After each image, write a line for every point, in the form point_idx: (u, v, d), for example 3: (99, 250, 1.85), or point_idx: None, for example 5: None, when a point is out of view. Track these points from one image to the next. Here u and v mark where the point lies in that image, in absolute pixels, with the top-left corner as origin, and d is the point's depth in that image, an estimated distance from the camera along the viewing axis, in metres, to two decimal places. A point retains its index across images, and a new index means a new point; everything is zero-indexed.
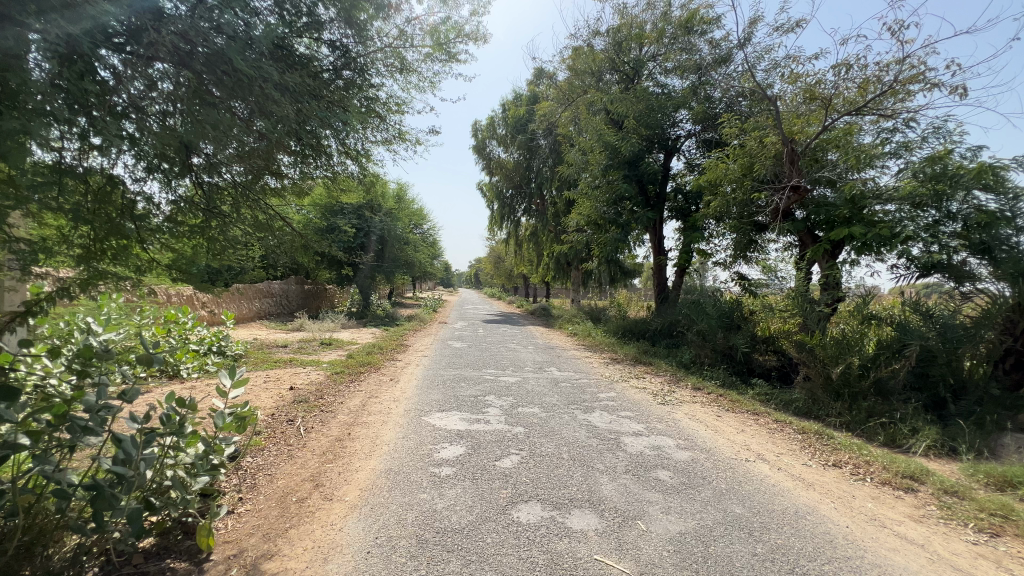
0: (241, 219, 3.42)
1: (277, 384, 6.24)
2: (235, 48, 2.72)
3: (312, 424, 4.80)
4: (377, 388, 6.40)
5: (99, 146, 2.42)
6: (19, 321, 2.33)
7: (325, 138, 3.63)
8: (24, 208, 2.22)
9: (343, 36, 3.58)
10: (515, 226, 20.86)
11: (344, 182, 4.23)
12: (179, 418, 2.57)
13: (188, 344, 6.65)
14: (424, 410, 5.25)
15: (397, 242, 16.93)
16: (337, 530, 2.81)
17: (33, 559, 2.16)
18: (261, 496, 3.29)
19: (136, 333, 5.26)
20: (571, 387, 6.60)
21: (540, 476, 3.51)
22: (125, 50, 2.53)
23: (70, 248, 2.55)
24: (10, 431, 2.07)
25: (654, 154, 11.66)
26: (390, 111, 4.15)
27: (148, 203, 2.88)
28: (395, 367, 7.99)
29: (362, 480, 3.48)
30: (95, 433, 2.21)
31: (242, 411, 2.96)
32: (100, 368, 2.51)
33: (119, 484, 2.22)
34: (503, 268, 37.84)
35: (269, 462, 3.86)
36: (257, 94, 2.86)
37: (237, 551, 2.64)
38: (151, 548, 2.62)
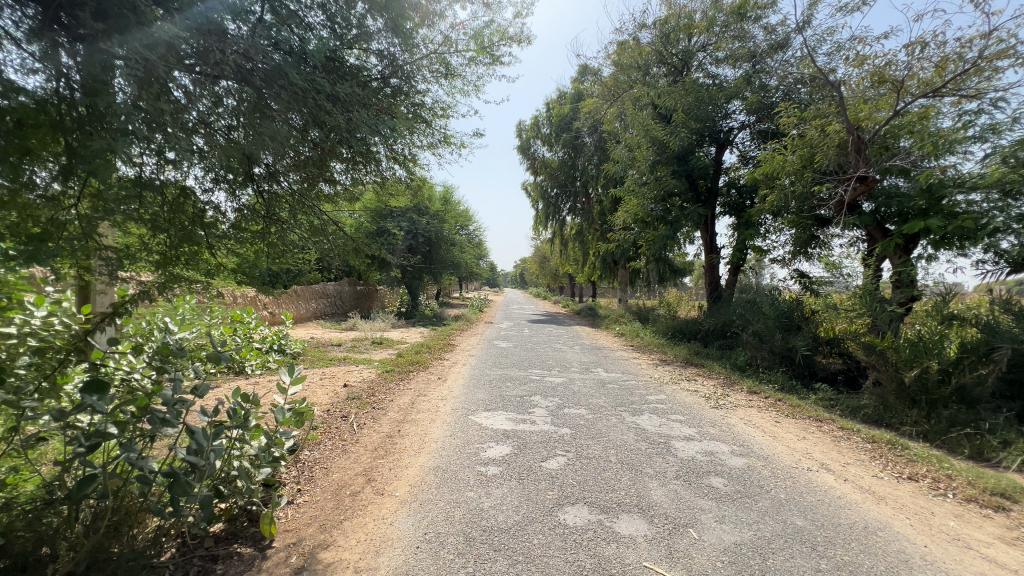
0: (299, 225, 3.60)
1: (332, 382, 6.53)
2: (291, 63, 2.90)
3: (365, 421, 4.98)
4: (425, 387, 6.56)
5: (173, 159, 2.62)
6: (108, 322, 2.54)
7: (374, 145, 3.74)
8: (111, 218, 2.44)
9: (390, 46, 3.67)
10: (560, 225, 20.74)
11: (393, 186, 4.35)
12: (245, 412, 2.74)
13: (251, 343, 7.09)
14: (471, 409, 5.33)
15: (444, 243, 17.27)
16: (388, 524, 2.90)
17: (121, 538, 2.37)
18: (317, 489, 3.45)
19: (206, 332, 5.67)
20: (619, 388, 6.48)
21: (587, 479, 3.46)
22: (194, 70, 2.70)
23: (150, 254, 2.77)
24: (101, 422, 2.29)
25: (705, 148, 11.26)
26: (435, 116, 4.21)
27: (216, 211, 3.08)
28: (442, 366, 8.15)
29: (412, 476, 3.58)
30: (172, 424, 2.39)
31: (300, 407, 3.13)
32: (176, 365, 2.73)
33: (193, 472, 2.40)
34: (549, 267, 37.72)
35: (325, 456, 4.05)
36: (312, 106, 3.03)
37: (296, 539, 2.79)
38: (221, 533, 2.81)
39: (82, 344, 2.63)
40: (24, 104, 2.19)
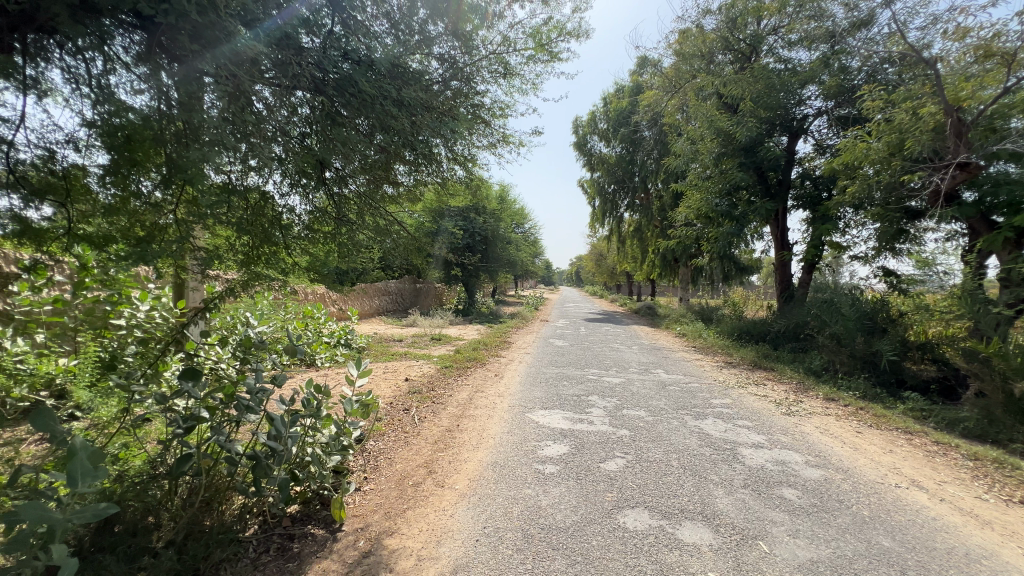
0: (365, 225, 3.77)
1: (394, 376, 6.80)
2: (359, 71, 3.03)
3: (425, 414, 5.14)
4: (483, 383, 6.68)
5: (255, 166, 2.81)
6: (200, 316, 2.78)
7: (436, 147, 3.84)
8: (203, 221, 2.69)
9: (451, 49, 3.75)
10: (617, 222, 20.32)
11: (453, 186, 4.44)
12: (317, 402, 2.91)
13: (321, 337, 7.52)
14: (528, 407, 5.35)
15: (500, 241, 17.46)
16: (449, 516, 2.98)
17: (212, 512, 2.61)
18: (382, 477, 3.61)
19: (282, 326, 6.08)
20: (680, 391, 6.25)
21: (648, 483, 3.37)
22: (275, 83, 2.88)
23: (235, 254, 2.99)
24: (195, 406, 2.53)
25: (775, 138, 10.57)
26: (494, 116, 4.25)
27: (291, 213, 3.29)
28: (499, 363, 8.25)
29: (471, 470, 3.66)
30: (255, 411, 2.60)
31: (366, 399, 3.28)
32: (257, 356, 2.95)
33: (272, 456, 2.60)
34: (605, 265, 37.08)
35: (388, 446, 4.23)
36: (378, 112, 3.18)
37: (364, 524, 2.94)
38: (297, 513, 3.00)
39: (178, 336, 2.90)
40: (132, 120, 2.42)
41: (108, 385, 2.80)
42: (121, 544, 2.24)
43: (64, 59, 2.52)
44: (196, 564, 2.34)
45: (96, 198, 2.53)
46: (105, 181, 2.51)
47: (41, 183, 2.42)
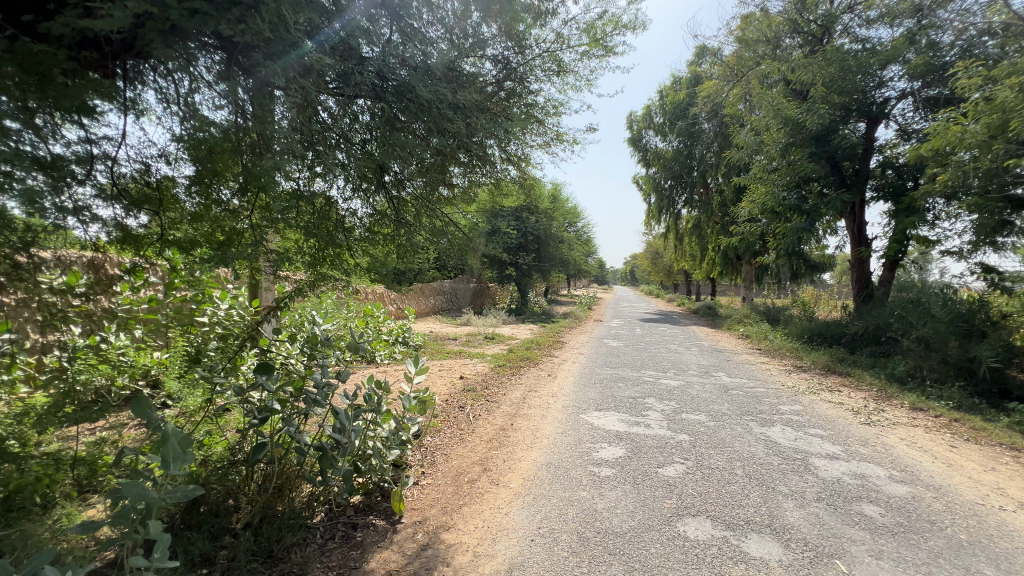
0: (423, 226, 3.86)
1: (450, 373, 6.96)
2: (417, 77, 3.10)
3: (480, 412, 5.21)
4: (536, 382, 6.67)
5: (321, 172, 2.95)
6: (273, 313, 2.95)
7: (490, 147, 3.86)
8: (274, 226, 2.87)
9: (504, 50, 3.77)
10: (675, 218, 19.62)
11: (506, 187, 4.45)
12: (378, 398, 3.03)
13: (381, 335, 7.81)
14: (582, 408, 5.28)
15: (552, 240, 17.39)
16: (504, 514, 3.00)
17: (283, 498, 2.78)
18: (439, 473, 3.69)
19: (345, 325, 6.38)
20: (744, 395, 5.92)
21: (709, 491, 3.22)
22: (338, 92, 3.02)
23: (303, 256, 3.16)
24: (268, 399, 2.70)
25: (852, 124, 9.77)
26: (548, 115, 4.21)
27: (353, 216, 3.43)
28: (552, 363, 8.20)
29: (525, 470, 3.66)
30: (321, 405, 2.74)
31: (424, 395, 3.38)
32: (322, 353, 3.14)
33: (338, 448, 2.73)
34: (661, 264, 35.93)
35: (444, 443, 4.31)
36: (436, 116, 3.27)
37: (422, 518, 3.02)
38: (359, 504, 3.13)
39: (253, 333, 3.11)
40: (212, 134, 2.62)
41: (194, 376, 3.06)
42: (206, 523, 2.49)
43: (157, 80, 2.77)
44: (270, 547, 2.52)
45: (183, 207, 2.78)
46: (191, 190, 2.74)
47: (139, 195, 2.72)
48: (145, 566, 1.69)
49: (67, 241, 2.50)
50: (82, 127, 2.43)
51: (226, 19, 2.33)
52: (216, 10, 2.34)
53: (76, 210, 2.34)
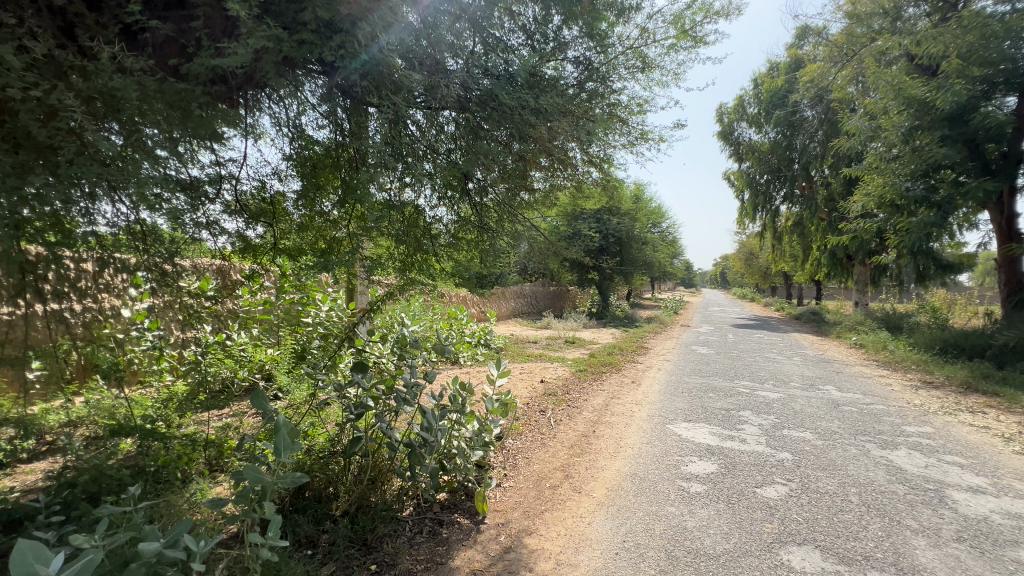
0: (504, 232, 3.89)
1: (530, 376, 7.00)
2: (500, 85, 3.13)
3: (561, 417, 5.16)
4: (619, 389, 6.47)
5: (409, 183, 3.08)
6: (367, 315, 3.15)
7: (571, 150, 3.76)
8: (368, 235, 3.07)
9: (586, 51, 3.72)
10: (772, 215, 18.06)
11: (588, 190, 4.34)
12: (462, 399, 3.12)
13: (465, 337, 7.79)
14: (669, 418, 5.02)
15: (636, 242, 16.81)
16: (587, 523, 2.94)
17: (376, 490, 2.95)
18: (521, 476, 3.69)
19: (431, 327, 6.65)
20: (859, 413, 5.26)
21: (819, 518, 2.89)
22: (425, 106, 3.16)
23: (393, 262, 3.33)
24: (362, 396, 2.87)
25: (997, 100, 8.33)
26: (632, 113, 3.98)
27: (439, 222, 3.55)
28: (636, 369, 7.89)
29: (609, 479, 3.55)
30: (410, 404, 2.87)
31: (505, 398, 3.42)
32: (411, 354, 3.28)
33: (425, 446, 2.86)
34: (756, 266, 33.26)
35: (526, 446, 4.32)
36: (520, 123, 3.26)
37: (504, 520, 3.04)
38: (446, 501, 3.22)
39: (350, 333, 3.32)
40: None
41: (299, 371, 3.53)
42: (310, 507, 2.76)
43: (271, 106, 3.11)
44: (364, 535, 2.70)
45: (291, 218, 3.17)
46: (297, 203, 3.14)
47: (256, 209, 3.05)
48: (261, 543, 1.87)
49: (201, 250, 2.85)
50: (213, 151, 2.77)
51: (328, 46, 2.52)
52: (320, 39, 2.55)
53: (207, 223, 2.67)
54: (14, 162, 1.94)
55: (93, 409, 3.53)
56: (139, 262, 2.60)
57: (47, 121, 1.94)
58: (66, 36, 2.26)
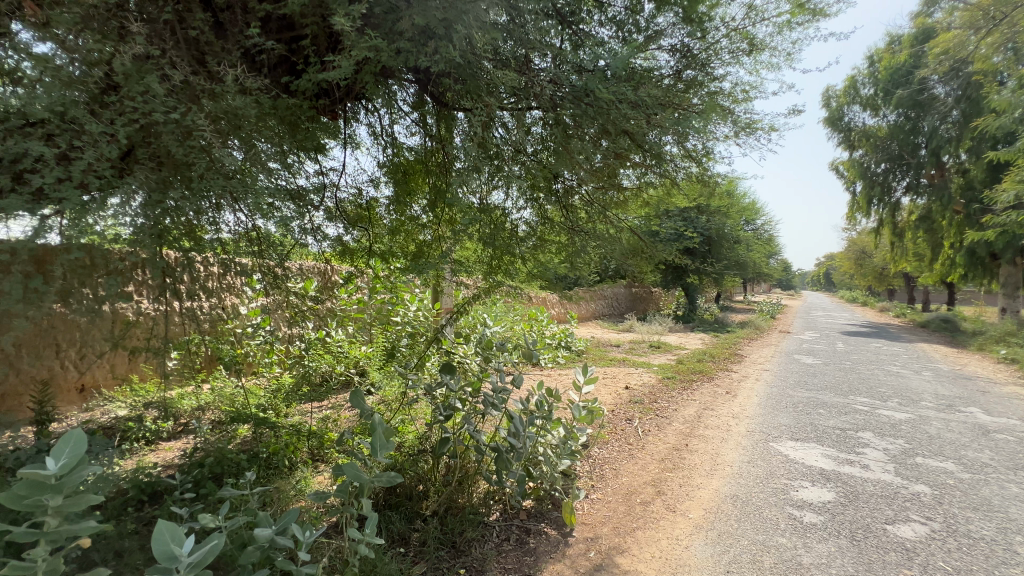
0: (595, 234, 3.72)
1: (614, 382, 6.76)
2: (593, 79, 2.99)
3: (650, 427, 4.89)
4: (712, 400, 6.02)
5: (498, 186, 3.05)
6: (456, 318, 3.08)
7: (667, 145, 3.47)
8: (457, 238, 3.09)
9: (684, 37, 3.46)
10: (891, 209, 15.93)
11: (684, 187, 4.03)
12: (549, 405, 3.03)
13: (544, 339, 7.84)
14: (772, 435, 4.56)
15: (727, 241, 15.65)
16: (684, 547, 2.72)
17: (464, 493, 2.96)
18: (609, 488, 3.54)
19: (513, 330, 6.64)
20: (1017, 443, 4.41)
21: (975, 569, 2.43)
22: (514, 107, 3.11)
23: (480, 265, 3.33)
24: (449, 397, 2.89)
25: None
26: (737, 101, 3.60)
27: (524, 225, 3.50)
28: (730, 379, 7.32)
29: (706, 500, 3.28)
30: (498, 408, 2.84)
31: (592, 406, 3.30)
32: (498, 357, 3.24)
33: (513, 452, 2.81)
34: (868, 266, 29.60)
35: (613, 456, 4.14)
36: (614, 118, 3.08)
37: (593, 535, 2.91)
38: (532, 509, 3.16)
39: (437, 335, 3.31)
40: None
41: (391, 369, 3.60)
42: (402, 505, 2.84)
43: (368, 117, 3.27)
44: (454, 537, 2.72)
45: (385, 223, 3.35)
46: (390, 209, 3.35)
47: (354, 214, 3.19)
48: (360, 539, 1.91)
49: (306, 254, 3.03)
50: (317, 161, 2.96)
51: (424, 53, 2.57)
52: (416, 47, 2.60)
53: (312, 229, 2.83)
54: (159, 178, 2.17)
55: (217, 396, 3.94)
56: (255, 266, 2.82)
57: (184, 141, 2.16)
58: (199, 63, 2.51)
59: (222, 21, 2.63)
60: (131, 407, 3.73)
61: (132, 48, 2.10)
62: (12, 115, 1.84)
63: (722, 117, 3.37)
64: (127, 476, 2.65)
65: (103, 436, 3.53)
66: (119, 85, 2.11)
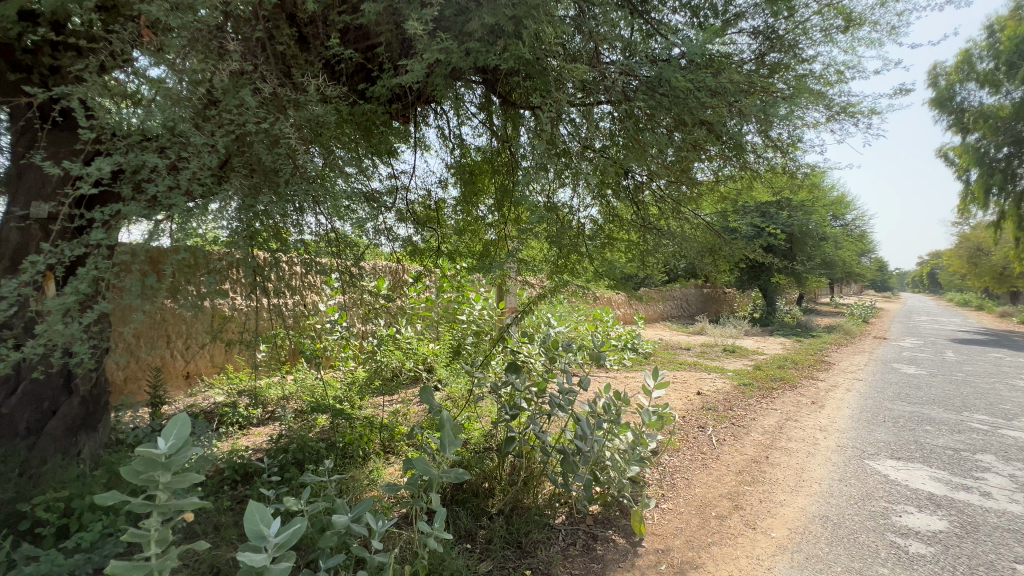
0: (666, 231, 3.55)
1: (685, 387, 6.45)
2: (667, 68, 2.85)
3: (725, 437, 4.60)
4: (796, 410, 5.55)
5: (565, 184, 2.99)
6: (521, 317, 3.07)
7: (748, 135, 3.24)
8: (524, 237, 3.07)
9: (767, 17, 3.21)
10: (1015, 199, 13.89)
11: (766, 180, 3.75)
12: (617, 409, 2.93)
13: (610, 340, 7.66)
14: (868, 452, 4.12)
15: (812, 238, 14.42)
16: (766, 568, 2.52)
17: (530, 493, 2.94)
18: (681, 499, 3.36)
19: (578, 331, 6.53)
20: None
21: None
22: (582, 102, 3.04)
23: (546, 264, 3.29)
24: (515, 396, 2.88)
25: None
26: (830, 83, 3.27)
27: (592, 223, 3.41)
28: (815, 388, 6.72)
29: (790, 518, 3.02)
30: (564, 410, 2.78)
31: (663, 411, 3.14)
32: (564, 358, 3.18)
33: (580, 455, 2.74)
34: (984, 265, 26.03)
35: (684, 465, 3.94)
36: (690, 107, 2.92)
37: (664, 547, 2.78)
38: (599, 514, 3.08)
39: (503, 334, 3.31)
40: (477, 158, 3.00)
41: (458, 366, 3.66)
42: (469, 501, 2.87)
43: (437, 119, 3.35)
44: (519, 537, 2.70)
45: (454, 222, 3.41)
46: (458, 209, 3.41)
47: (424, 215, 3.28)
48: (429, 533, 1.95)
49: (379, 254, 3.15)
50: (389, 164, 3.07)
51: (493, 52, 2.58)
52: (485, 46, 2.62)
53: (385, 229, 2.95)
54: (251, 184, 2.34)
55: (300, 387, 4.22)
56: (334, 265, 2.97)
57: (273, 148, 2.31)
58: (285, 76, 2.69)
59: (305, 35, 2.80)
60: (226, 395, 4.08)
61: (229, 65, 2.29)
62: (132, 131, 2.07)
63: (813, 102, 3.08)
64: (224, 457, 2.90)
65: (204, 420, 3.91)
66: (218, 99, 2.31)
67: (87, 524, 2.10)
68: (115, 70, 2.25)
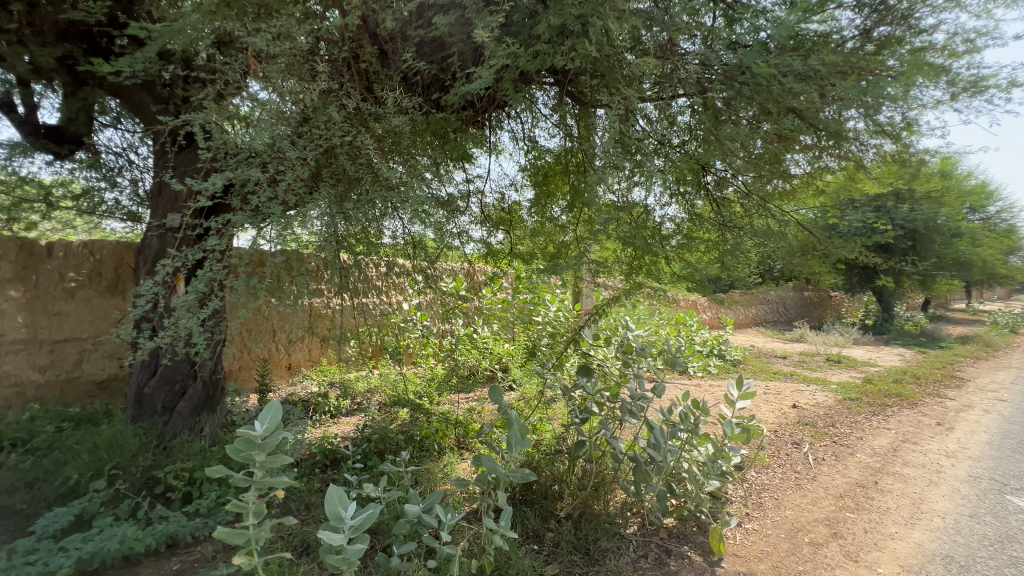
0: (752, 229, 3.29)
1: (778, 398, 5.91)
2: (751, 54, 2.65)
3: (824, 456, 4.15)
4: (915, 431, 4.85)
5: (638, 182, 2.89)
6: (593, 319, 3.01)
7: (850, 120, 2.90)
8: (595, 238, 3.01)
9: None
10: None
11: (874, 170, 3.33)
12: (695, 418, 2.77)
13: (693, 345, 7.24)
14: (1010, 486, 3.49)
15: (941, 234, 12.51)
16: None
17: (600, 500, 2.87)
18: (768, 520, 3.08)
19: (657, 335, 6.25)
20: None
21: None
22: (657, 96, 2.93)
23: (619, 266, 3.20)
24: (586, 400, 2.83)
25: None
26: (956, 54, 2.82)
27: (669, 223, 3.26)
28: (942, 407, 5.82)
29: (902, 554, 2.65)
30: (637, 417, 2.68)
31: (749, 423, 2.91)
32: (639, 362, 3.06)
33: (653, 465, 2.63)
34: None
35: (774, 483, 3.61)
36: (778, 95, 2.69)
37: (747, 570, 2.57)
38: (674, 528, 2.92)
39: (574, 336, 3.27)
40: None
41: (530, 367, 3.68)
42: (538, 502, 2.88)
43: (510, 123, 3.40)
44: (587, 543, 2.65)
45: (526, 225, 3.45)
46: (532, 211, 3.43)
47: (497, 217, 3.34)
48: (495, 529, 1.99)
49: (454, 256, 3.28)
50: (464, 169, 3.18)
51: (562, 52, 2.58)
52: (554, 47, 2.62)
53: (459, 232, 3.06)
54: (337, 193, 2.55)
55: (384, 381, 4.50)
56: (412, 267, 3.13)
57: (356, 159, 2.50)
58: (369, 91, 2.90)
59: (385, 51, 2.99)
60: (321, 386, 4.47)
61: (319, 85, 2.52)
62: (242, 150, 2.35)
63: (933, 78, 2.68)
64: (316, 442, 3.19)
65: (302, 408, 4.31)
66: (311, 116, 2.54)
67: (205, 492, 2.42)
68: (230, 97, 2.57)
